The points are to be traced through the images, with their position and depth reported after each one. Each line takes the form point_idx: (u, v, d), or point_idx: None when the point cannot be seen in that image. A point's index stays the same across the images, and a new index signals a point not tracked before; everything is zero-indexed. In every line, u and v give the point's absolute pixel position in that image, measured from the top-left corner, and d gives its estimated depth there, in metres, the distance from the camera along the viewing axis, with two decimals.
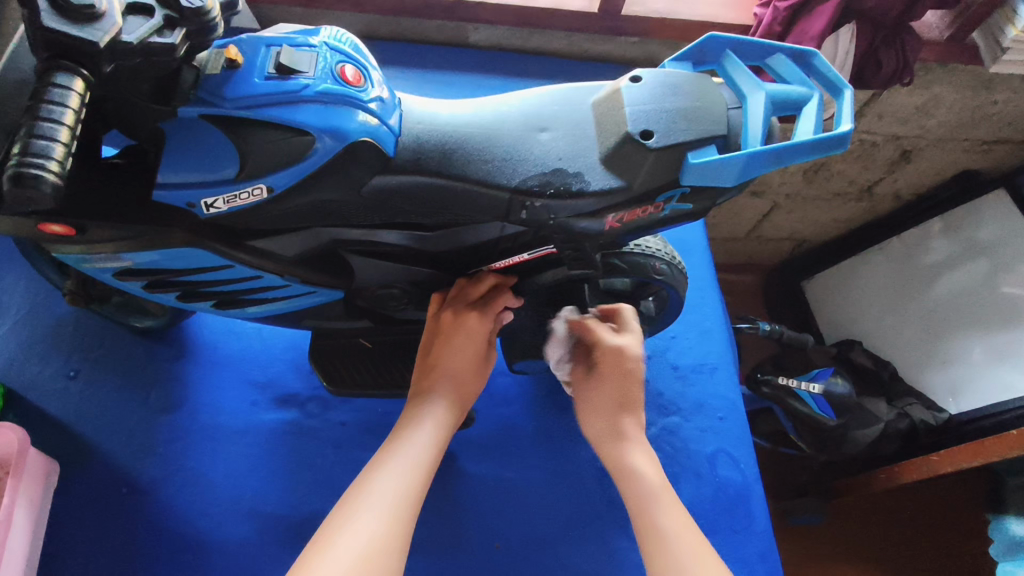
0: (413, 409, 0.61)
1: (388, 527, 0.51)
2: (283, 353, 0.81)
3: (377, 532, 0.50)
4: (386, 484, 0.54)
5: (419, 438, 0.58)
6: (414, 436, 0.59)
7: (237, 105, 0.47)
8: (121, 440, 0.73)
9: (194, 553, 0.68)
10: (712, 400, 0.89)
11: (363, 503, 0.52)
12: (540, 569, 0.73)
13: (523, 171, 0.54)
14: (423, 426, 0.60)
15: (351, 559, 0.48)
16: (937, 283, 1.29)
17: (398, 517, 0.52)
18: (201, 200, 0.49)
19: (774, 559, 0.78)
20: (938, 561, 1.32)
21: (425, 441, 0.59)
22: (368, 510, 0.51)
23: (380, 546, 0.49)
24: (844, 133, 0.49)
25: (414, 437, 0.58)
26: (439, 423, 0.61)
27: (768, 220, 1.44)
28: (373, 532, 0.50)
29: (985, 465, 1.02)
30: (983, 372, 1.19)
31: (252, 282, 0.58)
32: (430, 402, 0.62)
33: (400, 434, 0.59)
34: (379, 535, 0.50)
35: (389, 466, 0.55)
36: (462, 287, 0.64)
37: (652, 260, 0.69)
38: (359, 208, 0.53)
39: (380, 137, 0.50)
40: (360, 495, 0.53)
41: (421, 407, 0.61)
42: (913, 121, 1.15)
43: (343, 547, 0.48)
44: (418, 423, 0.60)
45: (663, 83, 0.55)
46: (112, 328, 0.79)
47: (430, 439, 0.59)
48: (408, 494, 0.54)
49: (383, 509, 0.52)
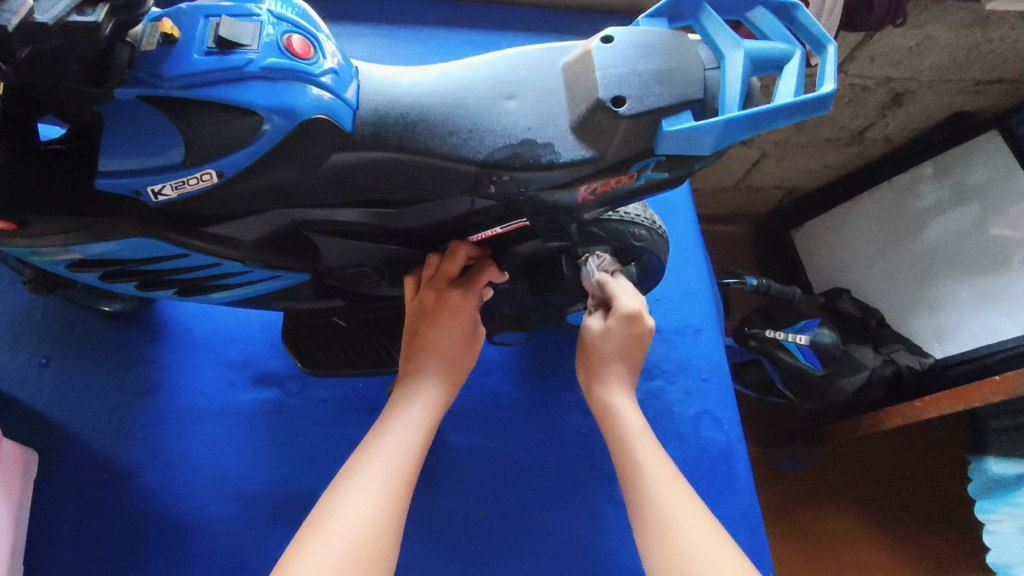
0: (403, 391, 0.60)
1: (383, 509, 0.50)
2: (259, 331, 0.80)
3: (372, 514, 0.49)
4: (378, 465, 0.53)
5: (408, 418, 0.58)
6: (404, 414, 0.58)
7: (176, 85, 0.44)
8: (97, 425, 0.73)
9: (182, 535, 0.69)
10: (696, 362, 0.88)
11: (354, 484, 0.51)
12: (525, 535, 0.75)
13: (490, 143, 0.51)
14: (411, 405, 0.59)
15: (344, 542, 0.47)
16: (928, 229, 1.27)
17: (391, 499, 0.51)
18: (147, 187, 0.46)
19: (756, 517, 0.79)
20: (920, 501, 1.35)
21: (415, 419, 0.58)
22: (360, 492, 0.50)
23: (379, 521, 0.49)
24: (825, 94, 0.46)
25: (403, 416, 0.58)
26: (430, 402, 0.60)
27: (756, 169, 1.41)
28: (366, 515, 0.49)
29: (967, 410, 1.03)
30: (970, 318, 1.18)
31: (212, 269, 0.56)
32: (421, 382, 0.61)
33: (390, 413, 0.58)
34: (374, 513, 0.49)
35: (380, 447, 0.54)
36: (436, 264, 0.62)
37: (632, 226, 0.67)
38: (320, 187, 0.51)
39: (336, 113, 0.47)
40: (351, 476, 0.52)
41: (410, 388, 0.60)
42: (906, 62, 1.11)
43: (344, 521, 0.48)
44: (408, 403, 0.59)
45: (636, 43, 0.51)
46: (81, 313, 0.77)
47: (420, 417, 0.58)
48: (402, 474, 0.53)
49: (375, 489, 0.51)
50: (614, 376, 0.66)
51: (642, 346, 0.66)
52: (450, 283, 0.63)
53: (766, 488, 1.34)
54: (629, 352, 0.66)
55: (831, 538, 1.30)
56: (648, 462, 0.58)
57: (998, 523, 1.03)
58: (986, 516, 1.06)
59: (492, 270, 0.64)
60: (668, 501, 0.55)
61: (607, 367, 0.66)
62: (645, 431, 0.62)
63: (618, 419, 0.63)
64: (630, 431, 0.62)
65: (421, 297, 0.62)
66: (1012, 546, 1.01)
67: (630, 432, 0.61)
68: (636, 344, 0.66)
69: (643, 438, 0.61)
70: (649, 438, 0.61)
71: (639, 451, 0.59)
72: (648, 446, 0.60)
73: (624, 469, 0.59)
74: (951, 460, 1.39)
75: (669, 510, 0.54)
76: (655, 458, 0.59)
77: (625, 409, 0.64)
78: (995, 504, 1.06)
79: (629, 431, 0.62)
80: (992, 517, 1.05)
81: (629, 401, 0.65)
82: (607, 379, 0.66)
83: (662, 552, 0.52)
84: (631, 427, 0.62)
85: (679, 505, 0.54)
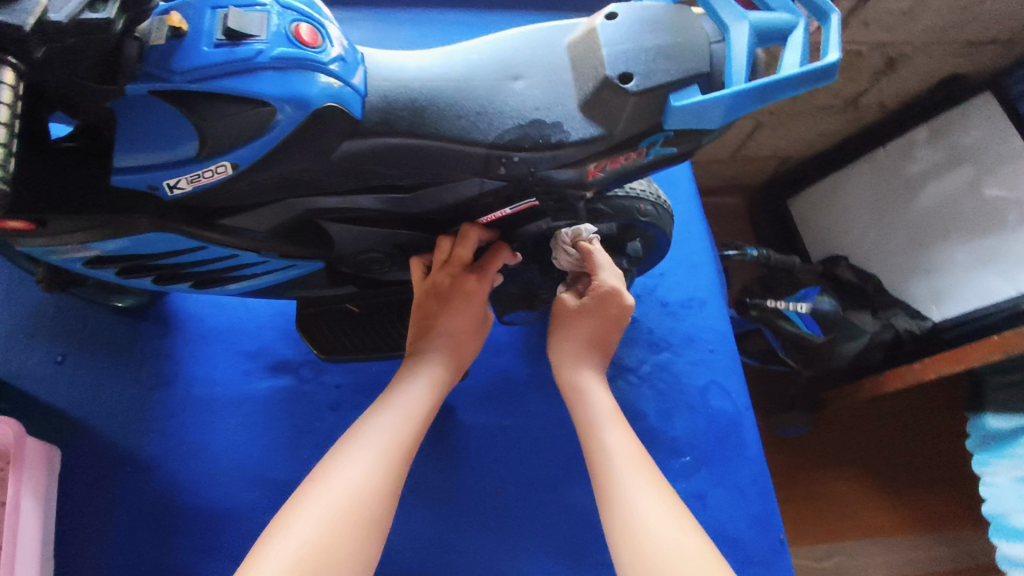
0: (410, 367, 0.63)
1: (383, 464, 0.53)
2: (269, 320, 0.81)
3: (374, 470, 0.52)
4: (381, 430, 0.56)
5: (413, 390, 0.61)
6: (408, 388, 0.61)
7: (188, 78, 0.44)
8: (118, 419, 0.74)
9: (208, 521, 0.71)
10: (702, 334, 0.90)
11: (357, 445, 0.54)
12: (541, 509, 0.77)
13: (499, 124, 0.52)
14: (417, 379, 0.62)
15: (346, 494, 0.50)
16: (924, 193, 1.28)
17: (392, 456, 0.54)
18: (162, 182, 0.47)
19: (766, 481, 0.81)
20: (920, 461, 1.39)
21: (418, 394, 0.61)
22: (364, 452, 0.54)
23: (372, 484, 0.52)
24: (831, 64, 0.47)
25: (408, 388, 0.61)
26: (435, 380, 0.63)
27: (752, 139, 1.42)
28: (366, 470, 0.52)
29: (967, 370, 1.06)
30: (966, 279, 1.20)
31: (227, 261, 0.56)
32: (427, 360, 0.64)
33: (395, 387, 0.61)
34: (369, 475, 0.52)
35: (384, 414, 0.58)
36: (448, 251, 0.62)
37: (639, 202, 0.68)
38: (332, 175, 0.51)
39: (346, 100, 0.48)
40: (355, 439, 0.55)
41: (417, 363, 0.63)
42: (900, 27, 1.11)
43: (338, 482, 0.51)
44: (414, 377, 0.62)
45: (640, 20, 0.52)
46: (92, 308, 0.78)
47: (424, 389, 0.61)
48: (401, 437, 0.56)
49: (372, 452, 0.54)
50: (586, 360, 0.69)
51: (618, 322, 0.70)
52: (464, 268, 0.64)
53: (770, 454, 1.37)
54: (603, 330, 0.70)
55: (835, 499, 1.34)
56: (612, 444, 0.60)
57: (994, 475, 1.07)
58: (982, 470, 1.09)
59: (506, 250, 0.65)
60: (627, 481, 0.56)
61: (579, 354, 0.69)
62: (613, 411, 0.64)
63: (586, 399, 0.65)
64: (596, 408, 0.64)
65: (437, 279, 0.64)
66: (1006, 497, 1.04)
67: (598, 414, 0.64)
68: (611, 324, 0.70)
69: (610, 418, 0.63)
70: (613, 416, 0.63)
71: (604, 429, 0.62)
72: (614, 428, 0.62)
73: (592, 450, 0.61)
74: (950, 420, 1.42)
75: (624, 487, 0.56)
76: (619, 440, 0.60)
77: (592, 390, 0.66)
78: (992, 457, 1.09)
79: (596, 412, 0.64)
80: (989, 470, 1.08)
81: (599, 386, 0.67)
82: (579, 363, 0.69)
83: (620, 529, 0.53)
84: (599, 409, 0.64)
85: (637, 484, 0.56)
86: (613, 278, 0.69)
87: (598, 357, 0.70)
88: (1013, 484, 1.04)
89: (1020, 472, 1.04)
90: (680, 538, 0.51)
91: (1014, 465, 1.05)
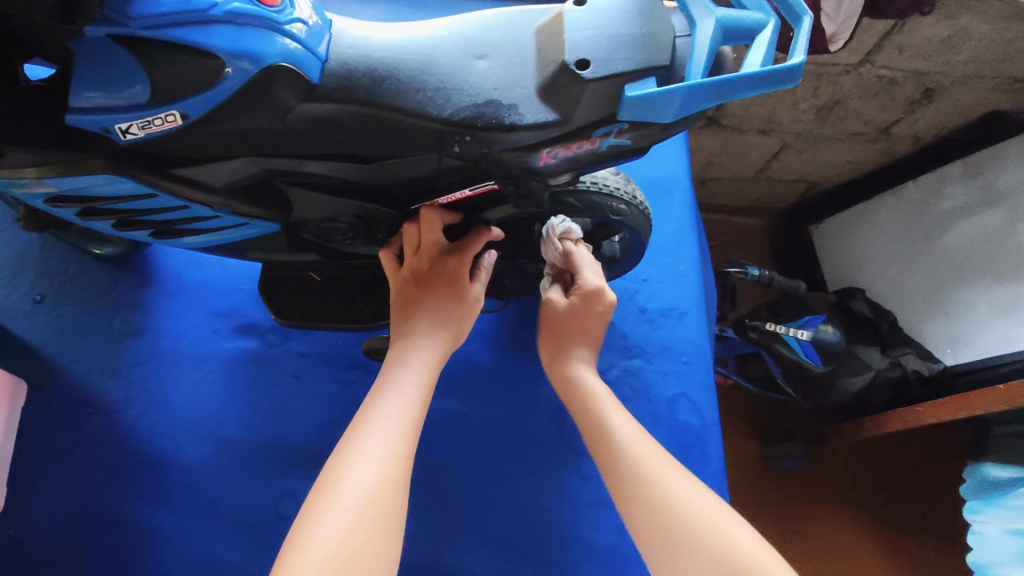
0: (399, 352, 0.61)
1: (393, 461, 0.51)
2: (244, 284, 0.83)
3: (383, 470, 0.50)
4: (386, 425, 0.54)
5: (409, 378, 0.58)
6: (403, 375, 0.59)
7: (143, 25, 0.45)
8: (88, 363, 0.77)
9: (159, 470, 0.73)
10: (678, 345, 0.88)
11: (362, 440, 0.52)
12: (488, 500, 0.77)
13: (456, 101, 0.51)
14: (411, 367, 0.59)
15: (360, 497, 0.48)
16: (952, 231, 1.21)
17: (397, 452, 0.52)
18: (115, 126, 0.48)
19: (725, 501, 0.79)
20: (915, 508, 1.33)
21: (416, 379, 0.58)
22: (371, 448, 0.51)
23: (386, 485, 0.49)
24: (793, 65, 0.46)
25: (404, 376, 0.58)
26: (429, 361, 0.61)
27: (776, 160, 1.38)
28: (378, 469, 0.50)
29: (970, 419, 1.01)
30: (984, 325, 1.13)
31: (181, 213, 0.57)
32: (419, 343, 0.61)
33: (387, 373, 0.59)
34: (382, 476, 0.50)
35: (385, 405, 0.56)
36: (416, 236, 0.63)
37: (610, 200, 0.66)
38: (288, 136, 0.52)
39: (301, 62, 0.48)
40: (359, 434, 0.53)
41: (408, 348, 0.61)
42: (938, 56, 1.07)
43: (351, 488, 0.48)
44: (406, 363, 0.59)
45: (608, 8, 0.51)
46: (77, 254, 0.81)
47: (419, 376, 0.59)
48: (405, 432, 0.54)
49: (383, 451, 0.51)
50: (577, 349, 0.68)
51: (604, 320, 0.68)
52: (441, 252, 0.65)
53: (757, 481, 1.32)
54: (586, 325, 0.68)
55: (820, 537, 1.28)
56: (616, 423, 0.60)
57: (984, 524, 1.00)
58: (972, 517, 1.03)
59: (484, 230, 0.65)
60: (638, 454, 0.56)
61: (567, 345, 0.68)
62: (609, 396, 0.64)
63: (583, 388, 0.64)
64: (594, 394, 0.63)
65: (414, 265, 0.64)
66: (993, 547, 0.98)
67: (596, 397, 0.63)
68: (597, 319, 0.68)
69: (609, 401, 0.62)
70: (611, 400, 0.63)
71: (608, 411, 0.61)
72: (614, 409, 0.61)
73: (594, 433, 0.61)
74: (952, 470, 1.36)
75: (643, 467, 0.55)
76: (620, 418, 0.60)
77: (587, 378, 0.65)
78: (984, 505, 1.02)
79: (595, 394, 0.63)
80: (979, 518, 1.02)
81: (590, 369, 0.67)
82: (569, 354, 0.68)
83: (639, 500, 0.54)
84: (597, 392, 0.63)
85: (650, 458, 0.56)
86: (598, 277, 0.68)
87: (588, 345, 0.69)
88: (1004, 536, 0.98)
89: (1012, 525, 0.98)
90: (700, 501, 0.52)
91: (1007, 517, 0.99)
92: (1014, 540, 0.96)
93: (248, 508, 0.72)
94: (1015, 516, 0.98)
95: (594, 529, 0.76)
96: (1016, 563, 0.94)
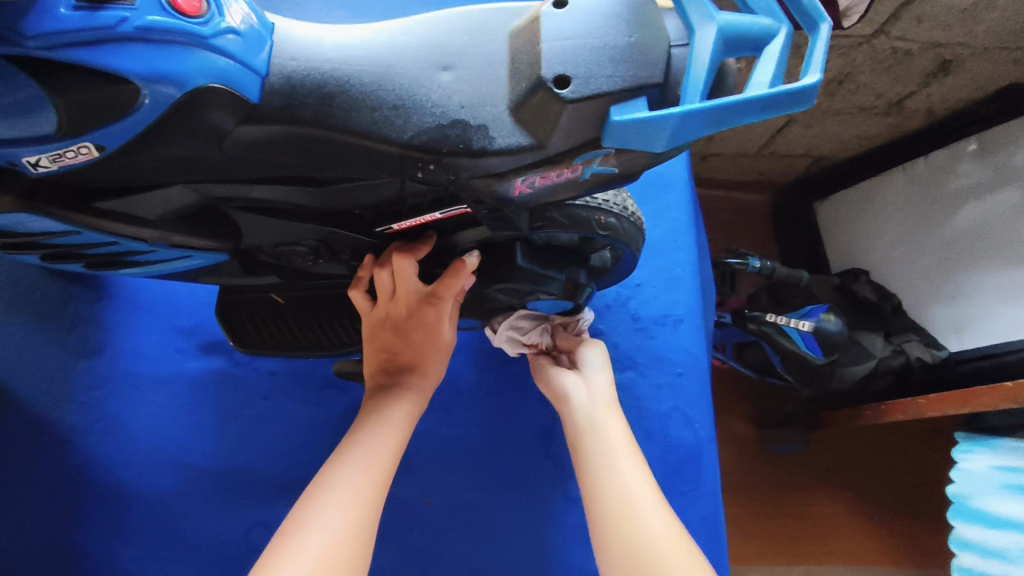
0: (374, 403, 0.57)
1: (355, 512, 0.47)
2: (209, 297, 0.78)
3: (348, 522, 0.46)
4: (351, 476, 0.49)
5: (381, 432, 0.54)
6: (376, 429, 0.54)
7: (41, 44, 0.37)
8: (42, 386, 0.72)
9: (118, 501, 0.69)
10: (672, 355, 0.83)
11: (325, 492, 0.47)
12: (467, 525, 0.74)
13: (417, 121, 0.44)
14: (385, 421, 0.55)
15: (321, 550, 0.43)
16: (962, 212, 1.13)
17: (364, 505, 0.48)
18: (23, 158, 0.42)
19: (717, 523, 0.75)
20: (912, 495, 1.30)
21: (388, 433, 0.54)
22: (336, 501, 0.47)
23: (349, 538, 0.45)
24: (804, 87, 0.39)
25: (376, 429, 0.54)
26: (403, 417, 0.57)
27: (781, 135, 1.29)
28: (342, 522, 0.46)
29: (975, 414, 0.92)
30: (992, 315, 1.06)
31: (113, 246, 0.52)
32: (393, 398, 0.58)
33: (360, 427, 0.55)
34: (346, 530, 0.45)
35: (351, 457, 0.51)
36: (390, 284, 0.57)
37: (598, 214, 0.58)
38: (228, 162, 0.46)
39: (236, 80, 0.41)
40: (321, 490, 0.48)
41: (383, 402, 0.57)
42: (959, 25, 0.98)
43: (309, 541, 0.44)
44: (381, 415, 0.56)
45: (592, 11, 0.44)
46: (29, 267, 0.76)
47: (392, 431, 0.55)
48: (374, 484, 0.49)
49: (350, 502, 0.47)
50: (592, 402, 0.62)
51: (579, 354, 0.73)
52: (419, 299, 0.60)
53: (757, 468, 1.28)
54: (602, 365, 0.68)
55: (817, 524, 1.25)
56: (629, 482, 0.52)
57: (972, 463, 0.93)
58: (959, 454, 0.95)
59: (464, 272, 0.58)
60: (641, 509, 0.50)
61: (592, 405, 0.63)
62: (627, 444, 0.57)
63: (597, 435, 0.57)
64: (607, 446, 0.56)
65: (391, 310, 0.60)
66: (977, 482, 0.92)
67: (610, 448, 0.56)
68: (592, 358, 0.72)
69: (624, 454, 0.55)
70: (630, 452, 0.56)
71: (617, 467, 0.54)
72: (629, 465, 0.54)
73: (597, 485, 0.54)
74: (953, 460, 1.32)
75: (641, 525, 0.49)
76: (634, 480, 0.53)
77: (604, 426, 0.58)
78: (976, 444, 0.94)
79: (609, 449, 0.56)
80: (966, 456, 0.94)
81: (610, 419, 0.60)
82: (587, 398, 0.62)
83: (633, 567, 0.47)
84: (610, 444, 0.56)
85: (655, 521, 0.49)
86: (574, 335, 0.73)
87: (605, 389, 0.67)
88: (990, 472, 0.91)
89: (1001, 462, 0.90)
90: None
91: (997, 455, 0.91)
92: (1002, 476, 0.89)
93: (214, 538, 0.68)
94: (1006, 454, 0.90)
95: (582, 555, 0.72)
96: (1000, 496, 0.88)
